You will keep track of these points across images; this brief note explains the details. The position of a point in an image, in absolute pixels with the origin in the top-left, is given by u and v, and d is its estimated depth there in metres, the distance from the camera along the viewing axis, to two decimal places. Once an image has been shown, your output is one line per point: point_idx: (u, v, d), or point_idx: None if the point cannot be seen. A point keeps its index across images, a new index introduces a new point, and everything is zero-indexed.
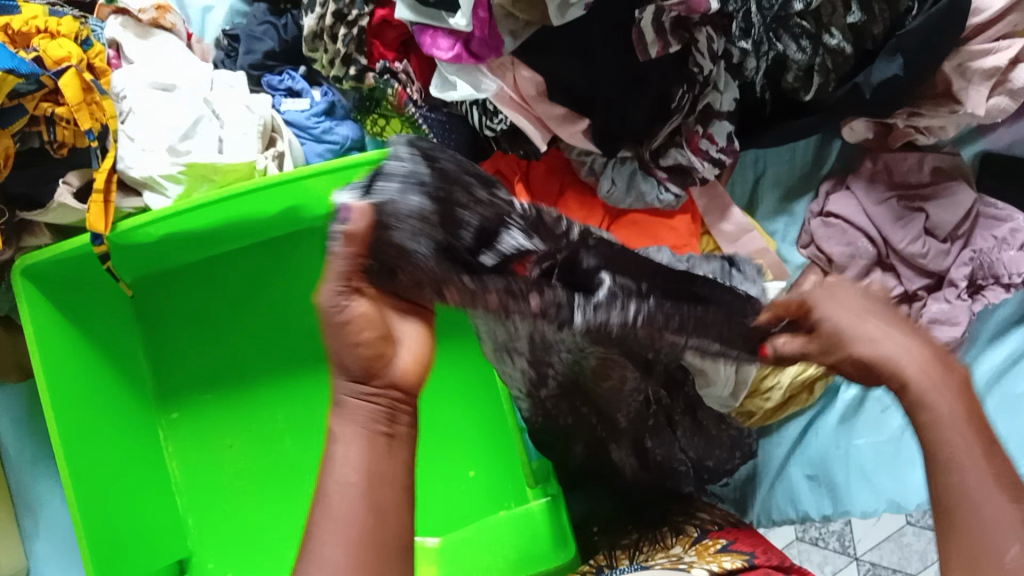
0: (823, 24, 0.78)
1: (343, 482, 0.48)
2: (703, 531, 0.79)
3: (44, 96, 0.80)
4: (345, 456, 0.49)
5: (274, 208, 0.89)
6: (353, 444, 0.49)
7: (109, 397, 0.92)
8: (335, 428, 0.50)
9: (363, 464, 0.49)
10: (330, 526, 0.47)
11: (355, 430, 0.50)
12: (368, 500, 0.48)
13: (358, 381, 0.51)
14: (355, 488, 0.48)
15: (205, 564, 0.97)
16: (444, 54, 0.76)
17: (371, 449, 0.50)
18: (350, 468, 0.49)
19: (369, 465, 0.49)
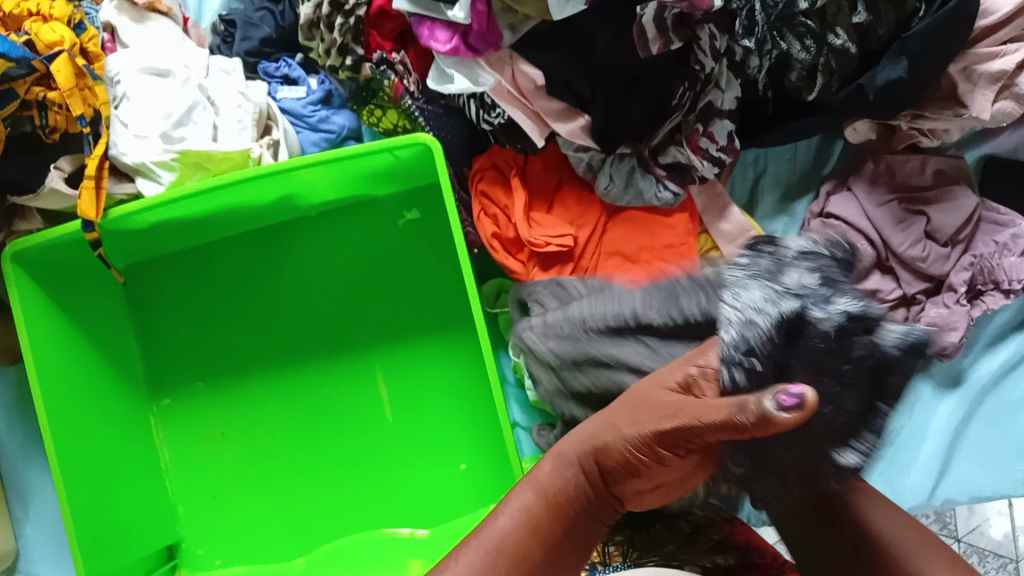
0: (828, 24, 0.75)
1: (503, 524, 0.53)
2: None
3: (36, 80, 0.79)
4: (519, 503, 0.54)
5: (268, 197, 0.88)
6: (532, 495, 0.54)
7: (100, 384, 0.92)
8: (538, 474, 0.55)
9: (526, 515, 0.53)
10: (480, 547, 0.51)
11: (537, 481, 0.55)
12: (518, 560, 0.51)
13: (594, 457, 0.53)
14: (509, 531, 0.52)
15: (195, 552, 0.97)
16: (442, 47, 0.75)
17: (552, 511, 0.54)
18: (517, 510, 0.54)
19: (541, 515, 0.53)
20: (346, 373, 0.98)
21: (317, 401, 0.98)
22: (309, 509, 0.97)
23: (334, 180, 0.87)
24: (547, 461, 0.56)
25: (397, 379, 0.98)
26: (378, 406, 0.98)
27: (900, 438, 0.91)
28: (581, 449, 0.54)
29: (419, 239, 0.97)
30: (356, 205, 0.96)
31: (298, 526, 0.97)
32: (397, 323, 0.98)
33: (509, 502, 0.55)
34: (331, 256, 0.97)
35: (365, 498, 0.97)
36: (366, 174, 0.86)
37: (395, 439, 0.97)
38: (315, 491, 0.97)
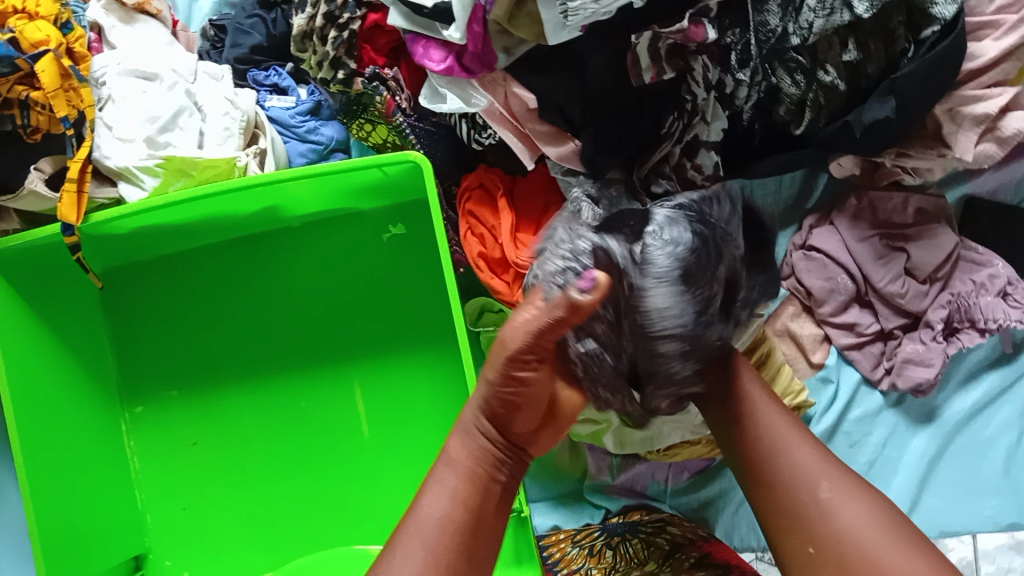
0: (819, 60, 0.75)
1: (438, 508, 0.63)
2: (674, 545, 0.83)
3: (20, 79, 0.78)
4: (447, 484, 0.65)
5: (253, 208, 0.87)
6: (459, 475, 0.65)
7: (68, 387, 0.90)
8: (453, 455, 0.66)
9: (458, 494, 0.64)
10: (422, 529, 0.61)
11: (466, 469, 0.65)
12: (452, 532, 0.61)
13: (483, 420, 0.66)
14: (444, 522, 0.62)
15: (163, 562, 0.95)
16: (436, 66, 0.76)
17: (472, 481, 0.65)
18: (447, 492, 0.64)
19: (464, 494, 0.64)
20: (325, 386, 0.97)
21: (295, 415, 0.97)
22: (285, 524, 0.96)
23: (323, 192, 0.87)
24: (457, 437, 0.67)
25: (375, 395, 0.97)
26: (356, 422, 0.97)
27: (873, 470, 0.92)
28: (475, 411, 0.66)
29: (404, 255, 0.96)
30: (340, 219, 0.95)
31: (269, 539, 0.96)
32: (376, 339, 0.97)
33: (432, 488, 0.64)
34: (315, 269, 0.97)
35: (339, 513, 0.96)
36: (354, 188, 0.86)
37: (370, 455, 0.97)
38: (291, 506, 0.96)
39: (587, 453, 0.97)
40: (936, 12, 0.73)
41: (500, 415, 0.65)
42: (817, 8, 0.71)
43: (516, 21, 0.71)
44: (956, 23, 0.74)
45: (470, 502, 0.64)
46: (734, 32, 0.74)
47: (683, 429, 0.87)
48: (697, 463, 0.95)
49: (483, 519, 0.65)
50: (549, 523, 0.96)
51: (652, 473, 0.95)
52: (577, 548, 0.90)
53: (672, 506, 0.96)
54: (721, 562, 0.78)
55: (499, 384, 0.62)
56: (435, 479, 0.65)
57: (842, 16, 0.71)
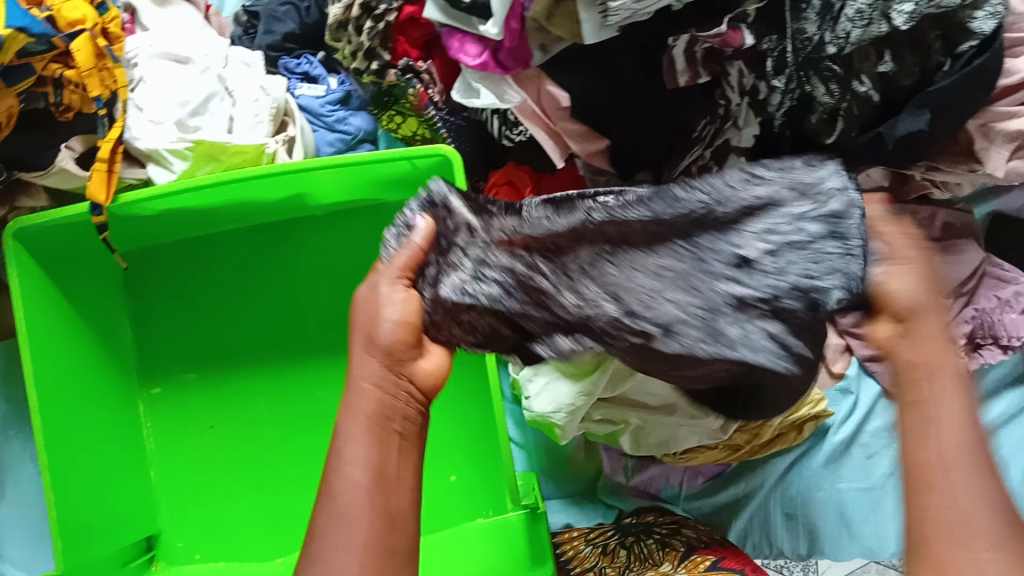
0: (854, 70, 0.75)
1: (351, 480, 0.56)
2: (689, 548, 0.84)
3: (55, 57, 0.77)
4: (354, 452, 0.57)
5: (279, 196, 0.88)
6: (363, 441, 0.57)
7: (87, 367, 0.91)
8: (346, 427, 0.59)
9: (369, 460, 0.57)
10: (345, 507, 0.55)
11: (369, 428, 0.58)
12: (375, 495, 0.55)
13: (380, 368, 0.61)
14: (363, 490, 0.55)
15: (174, 544, 0.95)
16: (471, 61, 0.76)
17: (380, 443, 0.58)
18: (359, 461, 0.56)
19: (377, 460, 0.57)
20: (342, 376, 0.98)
21: (311, 404, 0.97)
22: (298, 512, 0.96)
23: (350, 183, 0.87)
24: (348, 411, 0.60)
25: None
26: None
27: (890, 483, 0.92)
28: (363, 365, 0.61)
29: None
30: (365, 210, 0.95)
31: (280, 527, 0.95)
32: None
33: (340, 459, 0.57)
34: (336, 260, 0.97)
35: None
36: (381, 180, 0.86)
37: None
38: (305, 495, 0.96)
39: (602, 452, 0.97)
40: (975, 27, 0.72)
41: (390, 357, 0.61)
42: (855, 18, 0.70)
43: (554, 20, 0.72)
44: (993, 40, 0.73)
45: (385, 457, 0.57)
46: (771, 39, 0.74)
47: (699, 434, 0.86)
48: (712, 467, 0.96)
49: (398, 477, 0.58)
50: (561, 521, 0.96)
51: (667, 476, 0.96)
52: (590, 547, 0.89)
53: (685, 510, 0.96)
54: (737, 565, 0.78)
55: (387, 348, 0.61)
56: (342, 451, 0.58)
57: (880, 28, 0.70)
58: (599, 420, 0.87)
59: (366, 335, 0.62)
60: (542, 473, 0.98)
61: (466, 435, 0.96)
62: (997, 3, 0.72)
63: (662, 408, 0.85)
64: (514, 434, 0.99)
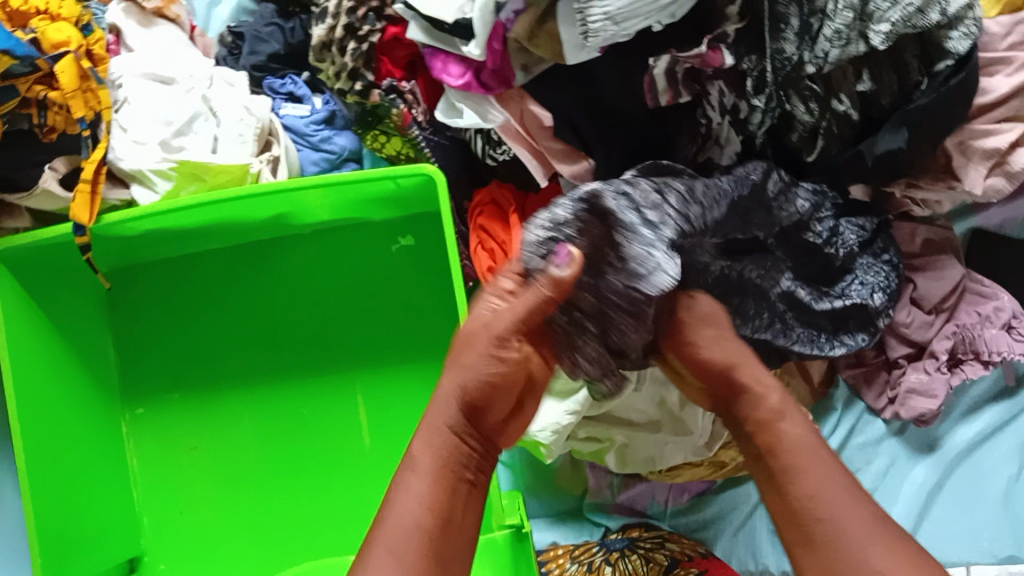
0: (833, 90, 0.76)
1: (411, 511, 0.61)
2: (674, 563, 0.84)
3: (38, 79, 0.77)
4: (418, 488, 0.62)
5: (263, 214, 0.88)
6: (432, 480, 0.63)
7: (70, 386, 0.90)
8: (419, 459, 0.64)
9: (432, 497, 0.62)
10: (402, 527, 0.60)
11: (444, 469, 0.64)
12: (430, 526, 0.60)
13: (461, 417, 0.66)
14: (411, 527, 0.60)
15: (157, 566, 0.95)
16: (454, 81, 0.76)
17: (443, 483, 0.63)
18: (417, 497, 0.62)
19: (439, 498, 0.62)
20: (326, 392, 0.97)
21: (296, 422, 0.97)
22: (284, 532, 0.96)
23: (334, 201, 0.87)
24: (424, 443, 0.65)
25: (377, 405, 0.97)
26: (357, 430, 0.97)
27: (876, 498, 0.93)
28: (450, 404, 0.66)
29: (411, 265, 0.96)
30: (351, 227, 0.95)
31: (263, 548, 0.95)
32: (381, 347, 0.97)
33: (401, 488, 0.63)
34: (321, 276, 0.97)
35: (331, 525, 0.95)
36: (366, 198, 0.86)
37: (369, 463, 0.96)
38: (290, 514, 0.96)
39: (588, 470, 0.97)
40: (949, 47, 0.73)
41: (475, 403, 0.66)
42: (834, 38, 0.71)
43: (536, 40, 0.72)
44: (969, 59, 0.74)
45: (443, 497, 0.63)
46: (751, 59, 0.74)
47: (687, 450, 0.88)
48: (698, 485, 0.96)
49: (459, 524, 0.63)
50: (548, 540, 0.96)
51: (652, 494, 0.96)
52: (576, 564, 0.89)
53: (672, 526, 0.96)
54: None
55: (480, 373, 0.66)
56: (408, 476, 0.63)
57: (857, 47, 0.72)
58: (584, 438, 0.88)
59: (467, 374, 0.66)
60: (529, 492, 0.98)
61: None
62: (973, 23, 0.72)
63: (648, 425, 0.87)
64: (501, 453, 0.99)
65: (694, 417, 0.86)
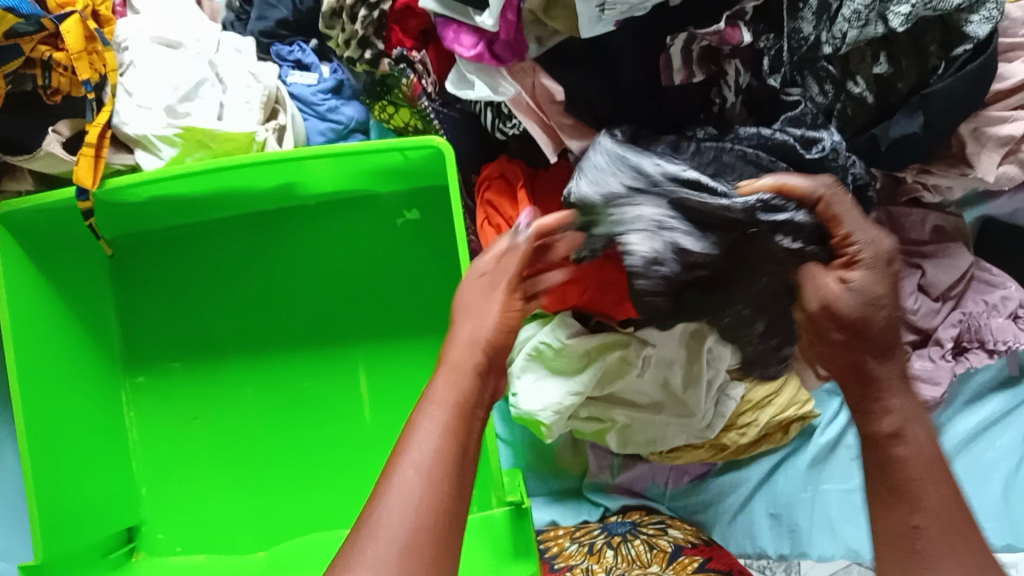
0: (849, 72, 0.75)
1: (425, 449, 0.59)
2: (675, 548, 0.85)
3: (44, 39, 0.77)
4: (433, 425, 0.61)
5: (269, 183, 0.86)
6: (443, 416, 0.61)
7: (72, 352, 0.90)
8: (439, 394, 0.63)
9: (444, 434, 0.60)
10: (404, 490, 0.57)
11: (451, 406, 0.62)
12: (444, 463, 0.59)
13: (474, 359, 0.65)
14: (426, 486, 0.57)
15: (154, 535, 0.95)
16: (466, 52, 0.75)
17: (460, 421, 0.62)
18: (435, 431, 0.60)
19: (454, 433, 0.61)
20: (327, 367, 0.97)
21: (296, 395, 0.96)
22: (281, 504, 0.95)
23: (340, 172, 0.86)
24: (445, 377, 0.64)
25: (378, 379, 0.96)
26: (357, 404, 0.96)
27: None
28: (467, 350, 0.66)
29: (417, 241, 0.95)
30: (357, 200, 0.94)
31: (261, 518, 0.95)
32: (384, 321, 0.96)
33: (418, 430, 0.61)
34: (325, 250, 0.96)
35: (329, 498, 0.95)
36: (372, 171, 0.86)
37: (371, 437, 0.96)
38: (288, 487, 0.95)
39: (589, 450, 0.97)
40: (970, 31, 0.72)
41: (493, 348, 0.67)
42: (852, 19, 0.70)
43: (553, 13, 0.72)
44: (988, 45, 0.73)
45: (459, 441, 0.61)
46: (768, 38, 0.73)
47: (687, 433, 0.88)
48: (698, 467, 0.96)
49: (470, 458, 0.61)
50: (547, 518, 0.96)
51: (653, 476, 0.96)
52: (576, 544, 0.90)
53: (671, 508, 0.96)
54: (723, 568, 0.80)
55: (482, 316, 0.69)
56: (411, 440, 0.60)
57: (876, 28, 0.71)
58: (585, 418, 0.87)
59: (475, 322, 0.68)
60: (529, 471, 0.98)
61: None
62: (994, 7, 0.72)
63: (651, 406, 0.87)
64: (502, 432, 0.97)
65: (697, 399, 0.85)
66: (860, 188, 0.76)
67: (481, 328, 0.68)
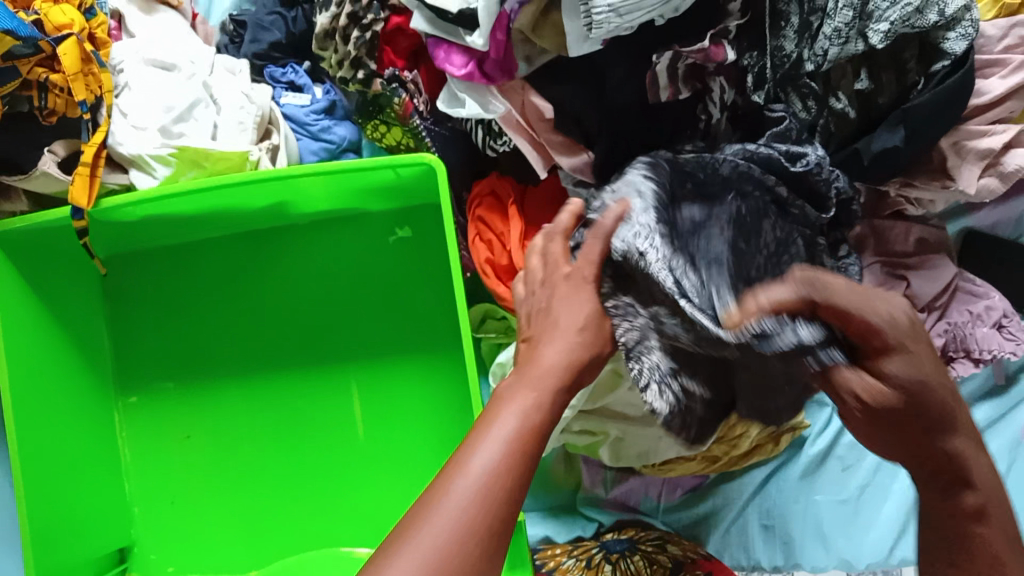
0: (831, 88, 0.77)
1: (481, 460, 0.51)
2: (675, 564, 0.85)
3: (40, 61, 0.78)
4: (493, 437, 0.52)
5: (262, 202, 0.88)
6: (505, 429, 0.53)
7: (65, 372, 0.90)
8: (502, 409, 0.55)
9: (504, 452, 0.52)
10: (450, 508, 0.49)
11: (514, 419, 0.54)
12: (499, 487, 0.50)
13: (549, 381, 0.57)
14: (493, 472, 0.51)
15: (147, 556, 0.95)
16: (457, 71, 0.77)
17: (525, 444, 0.53)
18: (497, 446, 0.52)
19: (518, 457, 0.52)
20: (320, 384, 0.97)
21: (289, 413, 0.97)
22: (275, 523, 0.95)
23: (334, 190, 0.87)
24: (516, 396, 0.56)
25: (371, 395, 0.97)
26: (350, 421, 0.96)
27: (864, 496, 0.93)
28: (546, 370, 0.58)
29: (410, 258, 0.96)
30: (350, 219, 0.95)
31: (254, 536, 0.95)
32: (377, 338, 0.97)
33: (477, 440, 0.53)
34: (318, 269, 0.97)
35: (322, 515, 0.95)
36: (364, 188, 0.87)
37: (365, 454, 0.96)
38: (281, 505, 0.96)
39: (582, 464, 0.98)
40: (947, 47, 0.74)
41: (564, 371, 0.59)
42: (833, 36, 0.72)
43: (541, 32, 0.74)
44: (966, 59, 0.75)
45: (539, 432, 0.54)
46: (752, 55, 0.75)
47: (677, 446, 0.86)
48: (690, 480, 0.96)
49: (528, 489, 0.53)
50: (541, 533, 0.96)
51: (646, 489, 0.96)
52: (574, 560, 0.90)
53: (665, 522, 0.96)
54: None
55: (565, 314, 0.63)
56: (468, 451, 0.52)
57: (856, 45, 0.73)
58: (577, 431, 0.88)
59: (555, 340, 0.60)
60: None
61: (439, 431, 0.95)
62: (969, 24, 0.74)
63: (643, 419, 0.87)
64: None
65: None
66: (845, 201, 0.76)
67: (569, 342, 0.60)
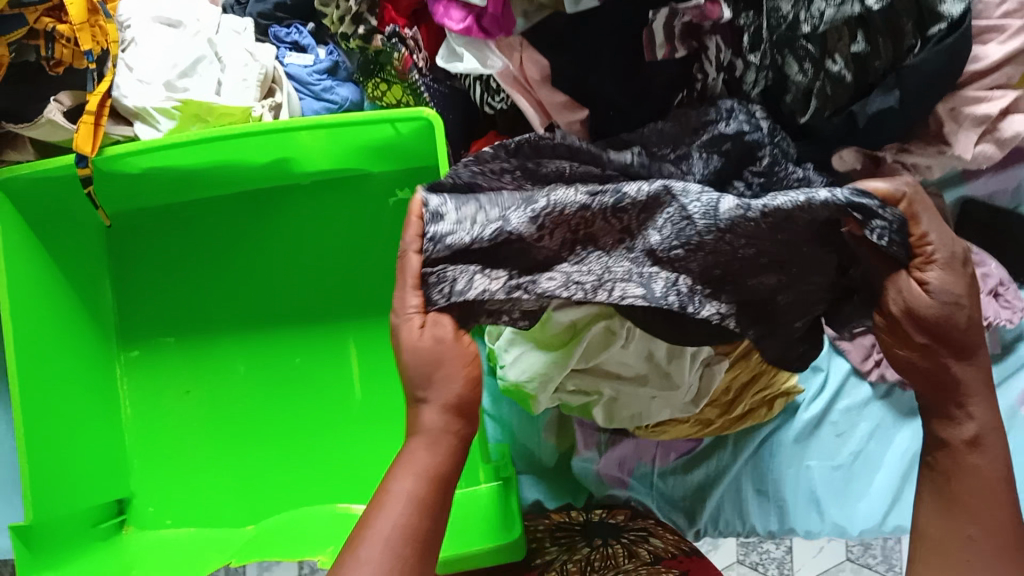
0: (827, 50, 0.74)
1: (391, 518, 0.57)
2: (655, 557, 0.88)
3: (47, 12, 0.79)
4: (400, 493, 0.58)
5: (264, 157, 0.89)
6: (408, 484, 0.59)
7: (65, 321, 0.91)
8: (409, 459, 0.60)
9: (409, 505, 0.58)
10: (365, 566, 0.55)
11: (414, 471, 0.59)
12: (409, 537, 0.57)
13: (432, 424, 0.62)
14: (400, 527, 0.57)
15: (145, 508, 0.96)
16: (454, 25, 0.79)
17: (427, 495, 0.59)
18: (403, 500, 0.58)
19: (423, 504, 0.59)
20: (318, 343, 0.98)
21: (286, 371, 0.98)
22: (271, 483, 0.96)
23: (332, 146, 0.88)
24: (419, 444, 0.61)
25: (368, 354, 0.98)
26: (348, 380, 0.97)
27: (858, 461, 0.93)
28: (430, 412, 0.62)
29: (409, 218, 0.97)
30: (352, 180, 0.97)
31: (249, 492, 0.96)
32: (375, 298, 0.98)
33: (386, 495, 0.58)
34: (318, 229, 0.98)
35: (318, 472, 0.96)
36: (364, 145, 0.88)
37: (362, 413, 0.97)
38: (275, 461, 0.96)
39: (575, 428, 0.96)
40: (944, 9, 0.73)
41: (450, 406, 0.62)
42: None
43: None
44: (962, 23, 0.74)
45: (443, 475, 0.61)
46: (748, 16, 0.74)
47: (670, 406, 0.87)
48: (684, 445, 0.95)
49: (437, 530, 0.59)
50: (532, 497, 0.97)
51: (639, 455, 0.95)
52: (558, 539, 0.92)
53: (659, 487, 0.95)
54: None
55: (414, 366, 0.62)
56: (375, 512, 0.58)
57: (853, 7, 0.71)
58: (571, 390, 0.88)
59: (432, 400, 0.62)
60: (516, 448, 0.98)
61: None
62: None
63: (635, 378, 0.87)
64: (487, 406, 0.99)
65: (680, 371, 0.84)
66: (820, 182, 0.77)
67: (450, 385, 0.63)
